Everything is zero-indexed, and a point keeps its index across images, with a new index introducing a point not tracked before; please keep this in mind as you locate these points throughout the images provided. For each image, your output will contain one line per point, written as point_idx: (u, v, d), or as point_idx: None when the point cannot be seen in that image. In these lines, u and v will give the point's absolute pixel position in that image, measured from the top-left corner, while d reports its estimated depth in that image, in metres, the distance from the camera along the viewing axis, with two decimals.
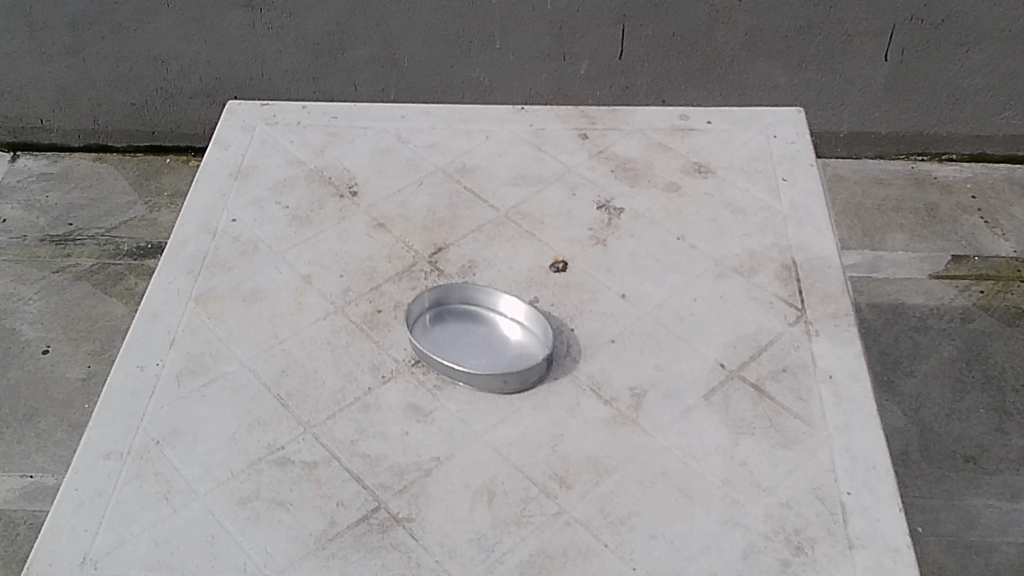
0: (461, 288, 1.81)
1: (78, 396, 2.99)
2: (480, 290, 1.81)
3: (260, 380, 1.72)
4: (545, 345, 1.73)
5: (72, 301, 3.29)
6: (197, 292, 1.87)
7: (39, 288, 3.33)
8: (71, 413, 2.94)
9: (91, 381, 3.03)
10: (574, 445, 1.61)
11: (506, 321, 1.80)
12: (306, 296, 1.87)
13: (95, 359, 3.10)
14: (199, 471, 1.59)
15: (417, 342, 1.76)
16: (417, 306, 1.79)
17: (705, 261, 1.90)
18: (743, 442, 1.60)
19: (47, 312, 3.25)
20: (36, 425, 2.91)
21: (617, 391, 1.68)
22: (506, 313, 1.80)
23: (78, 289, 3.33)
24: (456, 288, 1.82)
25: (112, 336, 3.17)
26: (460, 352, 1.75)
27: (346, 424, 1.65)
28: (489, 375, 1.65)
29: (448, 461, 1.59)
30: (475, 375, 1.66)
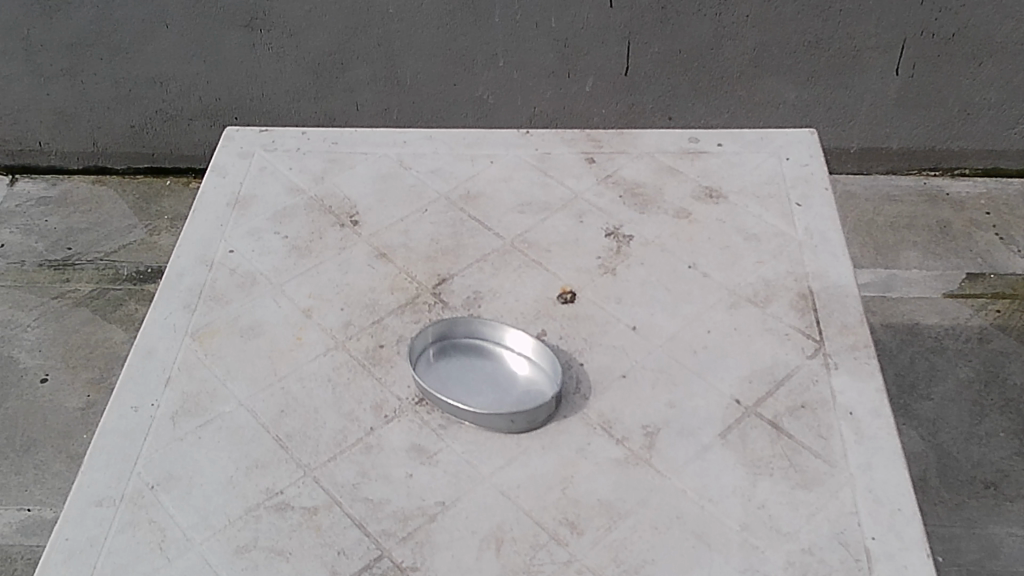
0: (466, 321, 1.75)
1: (77, 426, 2.93)
2: (486, 323, 1.75)
3: (258, 420, 1.66)
4: (554, 381, 1.67)
5: (71, 328, 3.23)
6: (193, 328, 1.81)
7: (37, 315, 3.28)
8: (69, 444, 2.88)
9: (90, 410, 2.97)
10: (585, 488, 1.54)
11: (513, 355, 1.74)
12: (306, 331, 1.81)
13: (95, 387, 3.04)
14: (194, 519, 1.52)
15: (422, 380, 1.70)
16: (420, 342, 1.73)
17: (718, 290, 1.84)
18: (761, 483, 1.53)
19: (46, 339, 3.19)
20: (34, 456, 2.85)
21: (628, 430, 1.62)
22: (513, 348, 1.74)
23: (77, 315, 3.27)
24: (461, 322, 1.76)
25: (112, 364, 3.11)
26: (465, 389, 1.69)
27: (347, 467, 1.59)
28: (497, 415, 1.59)
29: (454, 506, 1.53)
30: (482, 415, 1.60)
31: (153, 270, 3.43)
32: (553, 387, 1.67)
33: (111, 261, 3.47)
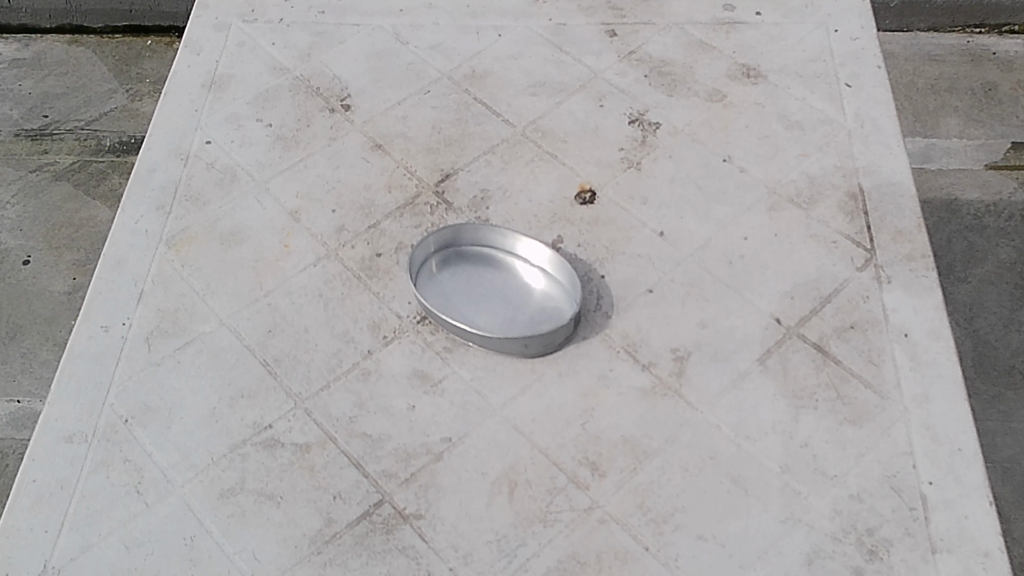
0: (472, 229, 1.56)
1: (64, 311, 2.78)
2: (495, 230, 1.55)
3: (243, 342, 1.49)
4: (573, 296, 1.49)
5: (52, 204, 3.03)
6: (168, 233, 1.62)
7: (16, 190, 3.07)
8: (57, 331, 2.74)
9: (77, 295, 2.81)
10: (607, 423, 1.39)
11: (526, 265, 1.55)
12: (294, 236, 1.61)
13: (80, 270, 2.87)
14: (174, 458, 1.38)
15: (425, 298, 1.52)
16: (421, 253, 1.54)
17: (757, 188, 1.63)
18: (805, 418, 1.37)
19: (26, 217, 3.00)
20: (20, 345, 2.71)
21: (655, 355, 1.45)
22: (526, 257, 1.55)
23: (59, 191, 3.07)
24: (466, 229, 1.56)
25: (98, 244, 2.93)
26: (473, 307, 1.52)
27: (343, 397, 1.43)
28: (509, 340, 1.42)
29: (462, 443, 1.38)
30: (493, 338, 1.43)
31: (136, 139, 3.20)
32: (572, 304, 1.49)
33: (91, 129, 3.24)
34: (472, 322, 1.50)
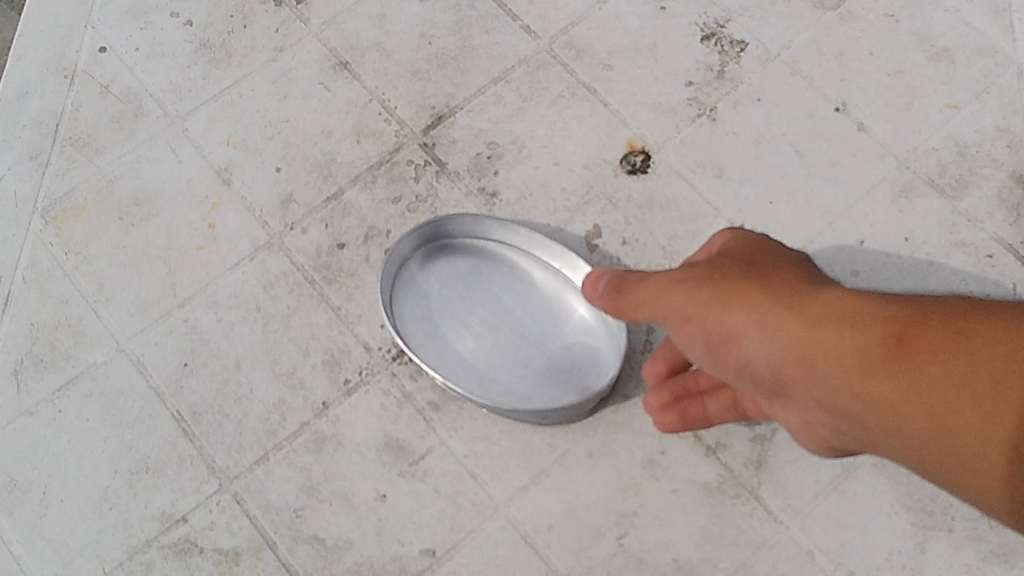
0: (473, 222, 1.08)
1: None
2: (506, 226, 1.08)
3: (148, 383, 1.07)
4: (614, 338, 1.04)
5: None
6: (45, 200, 1.16)
7: None
8: None
9: None
10: (654, 538, 0.99)
11: (549, 279, 1.09)
12: (221, 210, 1.14)
13: None
14: (52, 566, 1.00)
15: (402, 325, 1.06)
16: (398, 256, 1.07)
17: (882, 161, 1.13)
18: (935, 546, 0.97)
19: None
20: None
21: (726, 430, 1.02)
22: (550, 266, 1.09)
23: None
24: (464, 220, 1.08)
25: None
26: (467, 332, 1.07)
27: (285, 477, 1.03)
28: (521, 412, 0.98)
29: (449, 561, 0.99)
30: (501, 409, 0.99)
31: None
32: (613, 348, 1.05)
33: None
34: (469, 366, 1.05)
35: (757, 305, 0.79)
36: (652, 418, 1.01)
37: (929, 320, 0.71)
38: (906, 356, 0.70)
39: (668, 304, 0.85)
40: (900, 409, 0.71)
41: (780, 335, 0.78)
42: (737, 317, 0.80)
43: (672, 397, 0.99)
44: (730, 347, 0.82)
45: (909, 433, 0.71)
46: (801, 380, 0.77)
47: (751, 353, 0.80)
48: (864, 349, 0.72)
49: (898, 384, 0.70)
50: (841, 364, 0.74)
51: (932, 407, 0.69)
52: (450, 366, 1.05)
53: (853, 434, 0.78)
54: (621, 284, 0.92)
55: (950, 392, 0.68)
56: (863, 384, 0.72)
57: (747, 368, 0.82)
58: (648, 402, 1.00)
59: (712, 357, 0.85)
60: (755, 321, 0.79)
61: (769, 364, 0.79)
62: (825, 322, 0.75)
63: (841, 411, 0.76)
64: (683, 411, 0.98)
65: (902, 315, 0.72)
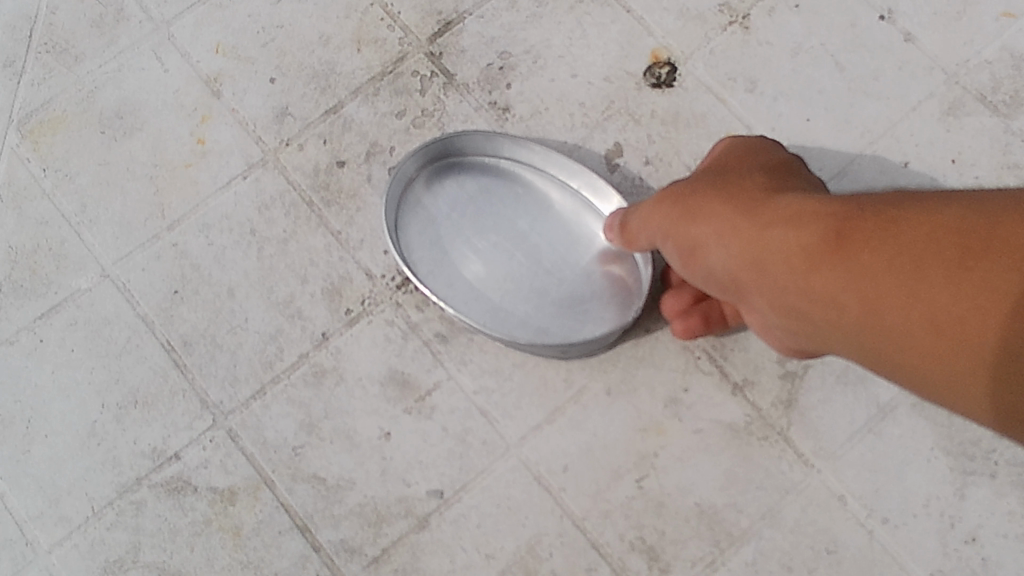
0: (484, 139, 0.99)
1: None
2: (521, 144, 0.99)
3: (135, 312, 1.00)
4: (639, 266, 0.97)
5: None
6: (21, 112, 1.07)
7: None
8: None
9: None
10: (676, 481, 0.93)
11: (567, 202, 1.01)
12: (212, 124, 1.06)
13: None
14: (37, 504, 0.95)
15: (410, 252, 0.97)
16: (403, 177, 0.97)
17: (930, 75, 1.04)
18: (975, 493, 0.91)
19: None
20: None
21: (754, 367, 0.96)
22: (568, 186, 1.01)
23: None
24: (475, 138, 0.99)
25: None
26: (478, 259, 0.98)
27: (283, 412, 0.96)
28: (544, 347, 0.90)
29: (458, 503, 0.93)
30: (520, 343, 0.91)
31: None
32: (637, 278, 0.97)
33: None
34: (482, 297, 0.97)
35: (715, 213, 0.78)
36: (671, 324, 0.93)
37: (866, 210, 0.68)
38: (842, 246, 0.68)
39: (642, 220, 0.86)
40: (842, 300, 0.68)
41: (734, 240, 0.76)
42: (698, 228, 0.79)
43: (694, 299, 0.92)
44: (697, 259, 0.81)
45: (851, 327, 0.68)
46: (757, 286, 0.75)
47: (713, 263, 0.79)
48: (808, 245, 0.70)
49: (836, 274, 0.68)
50: (788, 263, 0.72)
51: (866, 294, 0.66)
52: (461, 296, 0.96)
53: (813, 340, 0.76)
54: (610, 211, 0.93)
55: (879, 276, 0.65)
56: (809, 280, 0.70)
57: (713, 279, 0.81)
58: (668, 304, 0.93)
59: (685, 271, 0.84)
60: (713, 229, 0.78)
61: (730, 272, 0.78)
62: (775, 223, 0.73)
63: (797, 316, 0.74)
64: (705, 313, 0.91)
65: (845, 207, 0.70)
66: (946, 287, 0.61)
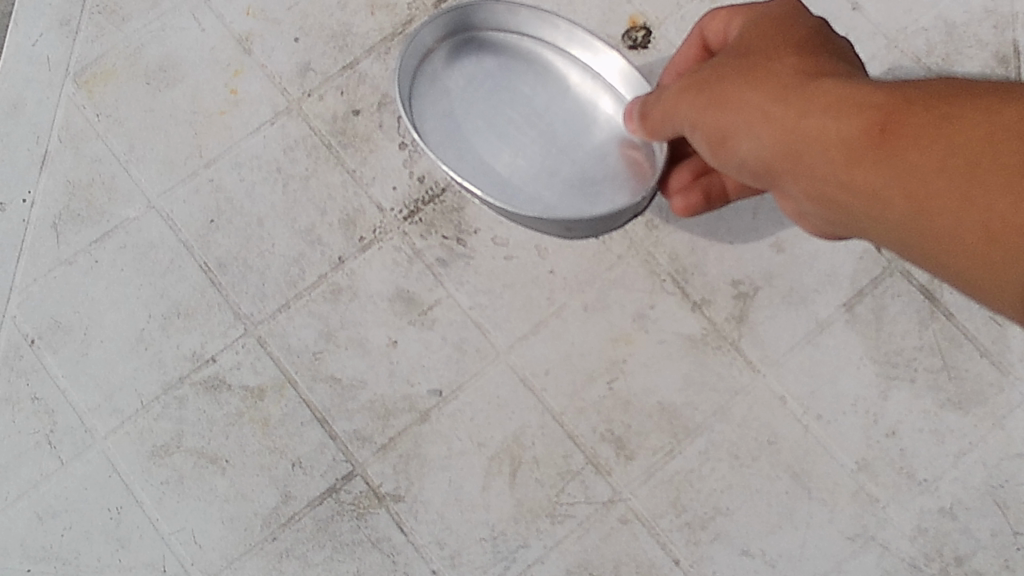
0: (507, 11, 1.05)
1: None
2: (545, 19, 1.04)
3: (177, 237, 1.15)
4: (653, 150, 1.01)
5: None
6: (76, 63, 1.22)
7: None
8: None
9: None
10: (642, 384, 1.08)
11: (586, 83, 1.06)
12: (243, 77, 1.21)
13: None
14: (94, 399, 1.10)
15: (423, 120, 1.03)
16: (423, 45, 1.03)
17: (873, 40, 1.19)
18: (897, 394, 1.06)
19: None
20: None
21: (711, 288, 1.11)
22: (587, 68, 1.06)
23: None
24: (495, 7, 1.04)
25: None
26: (489, 135, 1.04)
27: (305, 324, 1.12)
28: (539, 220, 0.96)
29: (454, 400, 1.09)
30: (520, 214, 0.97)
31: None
32: (650, 162, 1.02)
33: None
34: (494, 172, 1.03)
35: (760, 101, 0.76)
36: (673, 201, 1.01)
37: (918, 104, 0.65)
38: (887, 142, 0.66)
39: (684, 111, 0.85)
40: (886, 195, 0.66)
41: (778, 128, 0.75)
42: (736, 114, 0.78)
43: (693, 176, 1.00)
44: (734, 144, 0.81)
45: (896, 222, 0.67)
46: (803, 176, 0.74)
47: (750, 149, 0.79)
48: (850, 137, 0.69)
49: (883, 169, 0.66)
50: (836, 153, 0.70)
51: (912, 191, 0.64)
52: (472, 167, 1.02)
53: (858, 231, 0.74)
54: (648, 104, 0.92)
55: (927, 175, 0.63)
56: (854, 172, 0.69)
57: (758, 168, 0.80)
58: (672, 183, 1.02)
59: (720, 156, 0.83)
60: (757, 119, 0.77)
61: (776, 160, 0.76)
62: (822, 111, 0.71)
63: (843, 206, 0.72)
64: (707, 187, 0.99)
65: (890, 98, 0.67)
66: (997, 193, 0.58)
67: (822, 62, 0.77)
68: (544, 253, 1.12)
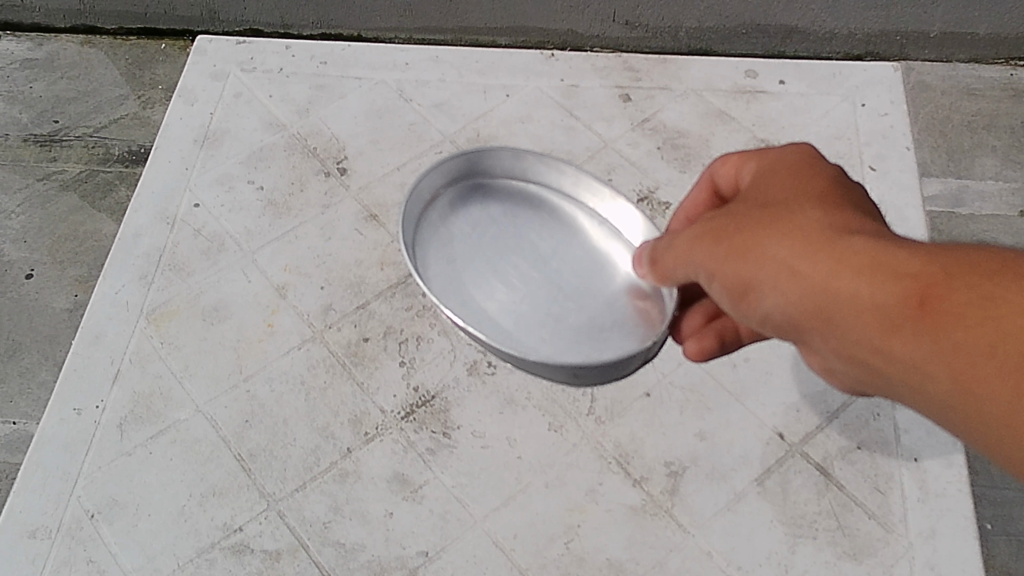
0: (514, 159, 1.19)
1: None
2: (554, 166, 1.19)
3: (218, 434, 1.43)
4: (663, 298, 1.04)
5: None
6: (149, 306, 1.56)
7: None
8: None
9: None
10: (593, 544, 1.31)
11: (594, 226, 1.17)
12: (279, 315, 1.54)
13: None
14: (138, 561, 1.32)
15: (430, 264, 1.09)
16: (431, 188, 1.14)
17: None
18: (803, 549, 1.29)
19: None
20: None
21: (648, 468, 1.37)
22: (595, 213, 1.18)
23: None
24: (503, 155, 1.19)
25: None
26: (495, 279, 1.10)
27: (318, 499, 1.37)
28: (548, 367, 0.95)
29: (438, 559, 1.31)
30: (529, 360, 0.96)
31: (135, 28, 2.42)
32: (659, 309, 1.03)
33: (39, 51, 2.37)
34: (497, 313, 1.07)
35: (780, 256, 0.81)
36: (687, 345, 1.06)
37: (953, 276, 0.68)
38: (928, 315, 0.69)
39: (701, 262, 0.90)
40: (923, 367, 0.70)
41: (804, 286, 0.79)
42: (759, 268, 0.83)
43: (705, 320, 1.05)
44: (757, 297, 0.85)
45: (932, 391, 0.71)
46: (829, 331, 0.79)
47: (775, 302, 0.83)
48: (887, 305, 0.72)
49: (924, 342, 0.70)
50: (867, 316, 0.74)
51: (954, 368, 0.67)
52: (478, 310, 1.06)
53: (886, 385, 0.78)
54: (659, 254, 0.98)
55: (971, 358, 0.66)
56: (892, 340, 0.73)
57: (780, 318, 0.84)
58: (685, 327, 1.07)
59: (740, 308, 0.88)
60: (778, 275, 0.81)
61: (802, 314, 0.81)
62: (851, 272, 0.75)
63: (870, 362, 0.77)
64: (720, 330, 1.04)
65: (926, 266, 0.70)
66: None
67: (845, 215, 0.80)
68: (513, 443, 1.40)
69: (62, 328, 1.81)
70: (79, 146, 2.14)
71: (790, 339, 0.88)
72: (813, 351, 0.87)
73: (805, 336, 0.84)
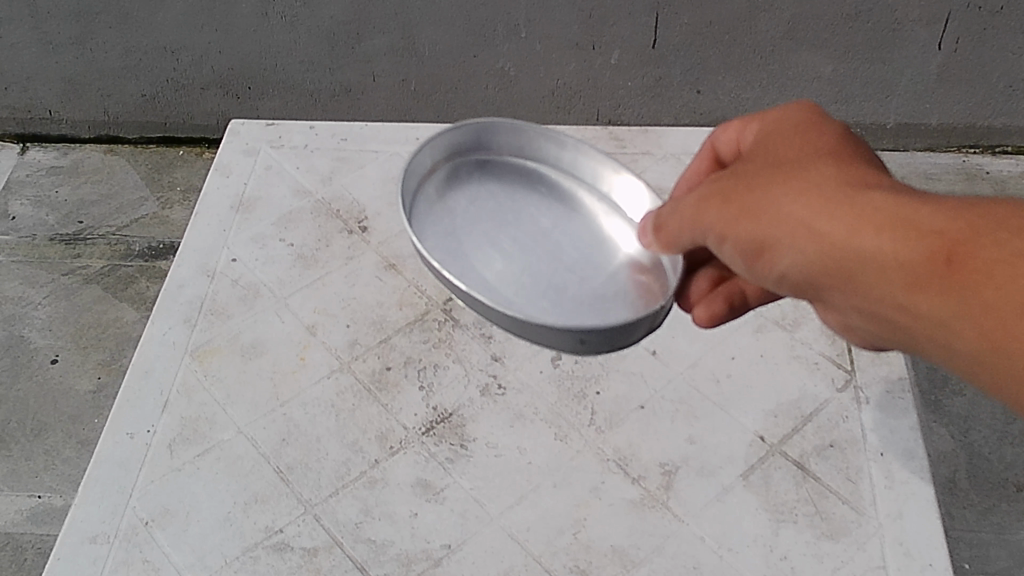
0: (514, 136, 1.41)
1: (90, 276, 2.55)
2: (554, 145, 1.40)
3: (259, 450, 1.59)
4: (666, 277, 1.23)
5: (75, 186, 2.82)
6: (193, 345, 1.74)
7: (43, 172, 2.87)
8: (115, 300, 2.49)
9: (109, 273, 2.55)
10: (598, 533, 1.46)
11: (592, 199, 1.39)
12: (310, 350, 1.73)
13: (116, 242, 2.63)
14: (188, 559, 1.46)
15: (436, 237, 1.29)
16: (433, 160, 1.34)
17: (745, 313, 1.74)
18: (785, 531, 1.45)
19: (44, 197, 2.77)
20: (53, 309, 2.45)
21: (645, 468, 1.54)
22: (593, 187, 1.40)
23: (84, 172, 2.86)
24: (504, 134, 1.41)
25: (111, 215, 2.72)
26: (497, 251, 1.30)
27: (350, 503, 1.52)
28: (562, 335, 1.10)
29: (459, 550, 1.46)
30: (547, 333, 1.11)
31: (154, 137, 2.96)
32: (661, 285, 1.23)
33: (65, 159, 2.91)
34: (498, 279, 1.26)
35: (803, 217, 0.94)
36: (697, 310, 1.24)
37: (975, 237, 0.82)
38: (952, 272, 0.83)
39: (720, 226, 1.02)
40: (941, 316, 0.85)
41: (826, 244, 0.93)
42: (782, 229, 0.96)
43: (711, 284, 1.23)
44: (777, 254, 0.98)
45: (949, 335, 0.85)
46: (848, 281, 0.93)
47: (795, 259, 0.97)
48: (913, 261, 0.86)
49: (947, 295, 0.84)
50: (890, 269, 0.88)
51: (975, 317, 0.82)
52: (484, 277, 1.26)
53: (894, 326, 0.94)
54: (673, 222, 1.10)
55: (993, 311, 0.80)
56: (913, 291, 0.87)
57: (797, 271, 0.98)
58: (693, 292, 1.24)
59: (759, 264, 1.01)
60: (801, 235, 0.94)
61: (822, 267, 0.95)
62: (876, 232, 0.88)
63: (886, 307, 0.92)
64: (726, 294, 1.22)
65: (950, 226, 0.84)
66: None
67: (860, 178, 0.94)
68: (524, 451, 1.57)
69: (85, 407, 2.23)
70: (102, 245, 2.63)
71: (801, 290, 1.02)
72: (820, 299, 1.02)
73: (818, 286, 0.98)
